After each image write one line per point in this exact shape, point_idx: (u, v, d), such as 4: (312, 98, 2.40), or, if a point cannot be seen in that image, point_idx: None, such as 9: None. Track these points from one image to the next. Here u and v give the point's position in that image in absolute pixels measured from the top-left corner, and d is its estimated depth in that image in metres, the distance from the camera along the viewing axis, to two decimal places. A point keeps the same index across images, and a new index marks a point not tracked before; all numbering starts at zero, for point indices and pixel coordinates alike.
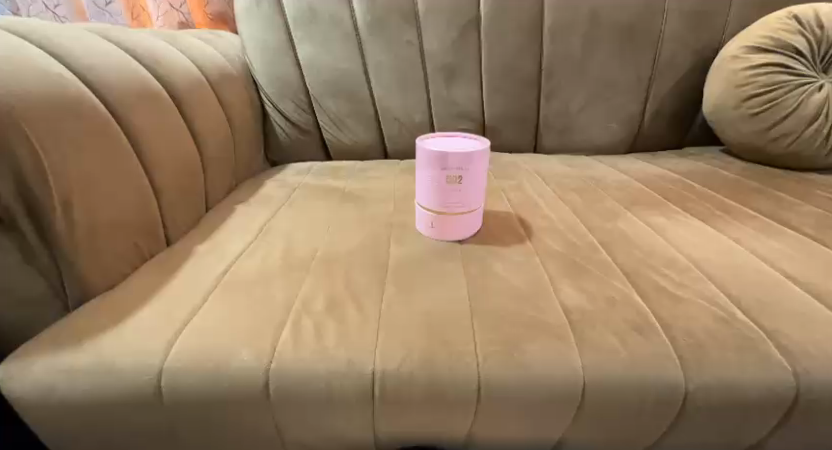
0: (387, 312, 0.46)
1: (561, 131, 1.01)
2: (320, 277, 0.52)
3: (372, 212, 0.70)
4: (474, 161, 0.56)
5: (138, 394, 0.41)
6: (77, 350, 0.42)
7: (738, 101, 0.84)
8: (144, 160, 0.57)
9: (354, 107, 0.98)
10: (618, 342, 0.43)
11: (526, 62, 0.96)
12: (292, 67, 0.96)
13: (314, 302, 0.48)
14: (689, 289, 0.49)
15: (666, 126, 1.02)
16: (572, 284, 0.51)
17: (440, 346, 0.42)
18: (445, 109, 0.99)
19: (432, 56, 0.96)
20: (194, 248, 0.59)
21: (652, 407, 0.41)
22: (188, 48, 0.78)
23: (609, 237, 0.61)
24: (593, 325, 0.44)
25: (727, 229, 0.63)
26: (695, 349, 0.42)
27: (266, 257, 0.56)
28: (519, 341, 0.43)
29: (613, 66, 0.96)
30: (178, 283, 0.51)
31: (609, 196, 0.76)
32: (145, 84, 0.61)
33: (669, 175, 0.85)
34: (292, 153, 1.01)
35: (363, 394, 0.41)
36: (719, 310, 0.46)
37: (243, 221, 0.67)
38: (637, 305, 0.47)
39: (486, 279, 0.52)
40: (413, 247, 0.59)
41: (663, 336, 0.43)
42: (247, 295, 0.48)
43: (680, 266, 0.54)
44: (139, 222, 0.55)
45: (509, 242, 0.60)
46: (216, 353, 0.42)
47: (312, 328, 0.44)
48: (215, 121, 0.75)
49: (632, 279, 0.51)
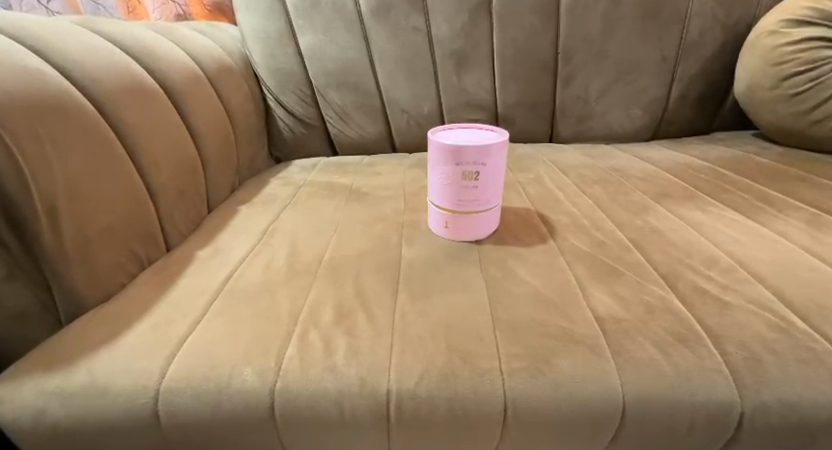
0: (401, 323, 0.42)
1: (579, 118, 0.96)
2: (327, 284, 0.48)
3: (381, 211, 0.66)
4: (491, 155, 0.52)
5: (134, 418, 0.36)
6: (67, 369, 0.37)
7: (776, 80, 0.78)
8: (138, 162, 0.53)
9: (361, 99, 0.94)
10: (659, 353, 0.38)
11: (542, 46, 0.91)
12: (294, 59, 0.92)
13: (321, 314, 0.43)
14: (735, 292, 0.45)
15: (690, 110, 0.96)
16: (603, 288, 0.46)
17: (461, 361, 0.38)
18: (455, 98, 0.94)
19: (441, 42, 0.91)
20: (194, 253, 0.55)
21: (701, 427, 0.37)
22: (183, 40, 0.74)
23: (639, 234, 0.57)
24: (630, 335, 0.40)
25: (770, 222, 0.58)
26: (748, 361, 0.37)
27: (269, 264, 0.52)
28: (550, 354, 0.39)
29: (635, 47, 0.91)
30: (175, 294, 0.46)
31: (635, 188, 0.71)
32: (134, 79, 0.57)
33: (698, 163, 0.80)
34: (296, 148, 0.97)
35: (379, 416, 0.37)
36: (773, 316, 0.41)
37: (246, 224, 0.63)
38: (678, 311, 0.43)
39: (507, 284, 0.48)
40: (426, 249, 0.55)
41: (710, 348, 0.39)
42: (249, 306, 0.44)
43: (721, 266, 0.49)
44: (136, 228, 0.51)
45: (531, 241, 0.56)
46: (218, 372, 0.37)
47: (320, 342, 0.40)
48: (213, 116, 0.71)
49: (670, 282, 0.47)
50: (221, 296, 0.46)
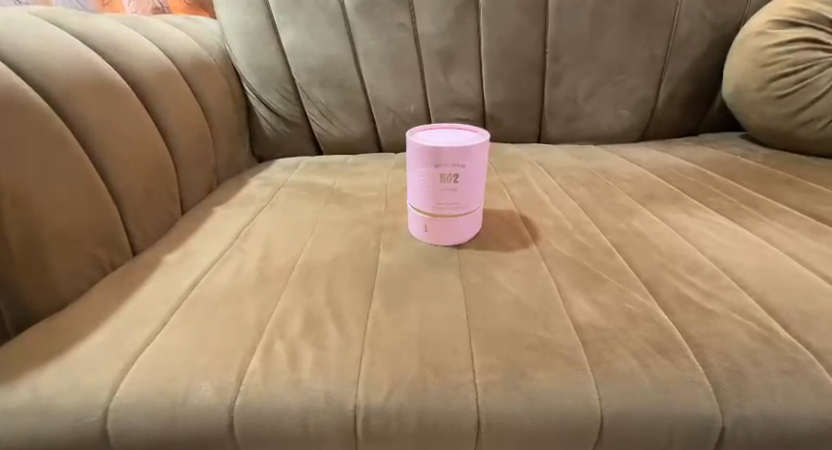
0: (372, 333, 0.40)
1: (568, 119, 0.94)
2: (298, 291, 0.46)
3: (361, 213, 0.64)
4: (471, 157, 0.50)
5: (82, 439, 0.34)
6: (9, 386, 0.35)
7: (763, 82, 0.77)
8: (100, 162, 0.50)
9: (345, 97, 0.92)
10: (639, 365, 0.37)
11: (530, 44, 0.89)
12: (276, 55, 0.89)
13: (289, 324, 0.41)
14: (719, 300, 0.43)
15: (679, 111, 0.94)
16: (584, 295, 0.45)
17: (433, 373, 0.36)
18: (442, 97, 0.92)
19: (427, 40, 0.89)
20: (162, 258, 0.53)
21: (682, 444, 0.35)
22: (156, 35, 0.71)
23: (624, 238, 0.55)
24: (610, 346, 0.38)
25: (756, 226, 0.57)
26: (731, 374, 0.36)
27: (238, 270, 0.50)
28: (526, 367, 0.37)
29: (623, 46, 0.89)
30: (136, 303, 0.44)
31: (621, 190, 0.69)
32: (96, 74, 0.54)
33: (686, 165, 0.78)
34: (278, 147, 0.95)
35: (344, 433, 0.35)
36: (756, 325, 0.40)
37: (219, 226, 0.61)
38: (660, 320, 0.41)
39: (486, 291, 0.46)
40: (404, 253, 0.53)
41: (693, 359, 0.37)
42: (213, 315, 0.42)
43: (706, 272, 0.48)
44: (97, 232, 0.48)
45: (512, 246, 0.54)
46: (173, 389, 0.35)
47: (285, 355, 0.38)
48: (186, 114, 0.69)
49: (653, 289, 0.45)
50: (184, 306, 0.44)
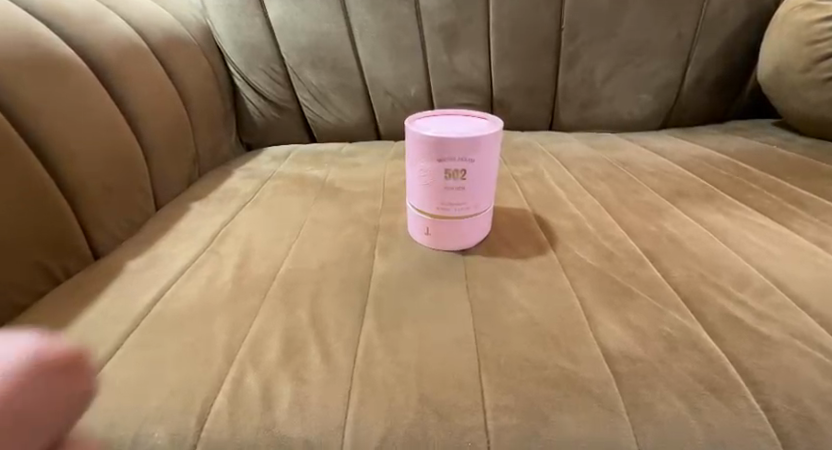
0: (363, 363, 0.34)
1: (583, 104, 0.86)
2: (278, 308, 0.39)
3: (354, 211, 0.57)
4: (481, 149, 0.43)
5: None
6: None
7: (808, 63, 0.69)
8: (49, 153, 0.43)
9: (340, 79, 0.84)
10: (687, 408, 0.30)
11: (543, 21, 0.81)
12: (263, 32, 0.81)
13: (265, 350, 0.35)
14: (775, 322, 0.37)
15: (706, 96, 0.86)
16: (613, 315, 0.38)
17: (435, 417, 0.30)
18: (445, 79, 0.84)
19: (430, 16, 0.81)
20: (125, 264, 0.46)
21: None
22: (125, 10, 0.64)
23: (655, 244, 0.48)
24: (650, 382, 0.32)
25: (806, 229, 0.50)
26: (801, 421, 0.29)
27: (211, 280, 0.43)
28: (550, 409, 0.30)
29: (646, 22, 0.81)
30: (85, 322, 0.38)
31: (646, 185, 0.62)
32: (45, 55, 0.47)
33: (715, 157, 0.71)
34: (267, 134, 0.87)
35: None
36: (825, 357, 0.33)
37: (193, 226, 0.54)
38: (707, 349, 0.34)
39: (497, 309, 0.39)
40: (403, 261, 0.46)
41: (751, 401, 0.30)
42: (176, 338, 0.36)
43: (755, 287, 0.41)
44: (46, 235, 0.42)
45: (526, 252, 0.47)
46: (118, 433, 0.29)
47: (256, 391, 0.31)
48: (158, 98, 0.61)
49: (694, 308, 0.39)
50: (143, 325, 0.37)
